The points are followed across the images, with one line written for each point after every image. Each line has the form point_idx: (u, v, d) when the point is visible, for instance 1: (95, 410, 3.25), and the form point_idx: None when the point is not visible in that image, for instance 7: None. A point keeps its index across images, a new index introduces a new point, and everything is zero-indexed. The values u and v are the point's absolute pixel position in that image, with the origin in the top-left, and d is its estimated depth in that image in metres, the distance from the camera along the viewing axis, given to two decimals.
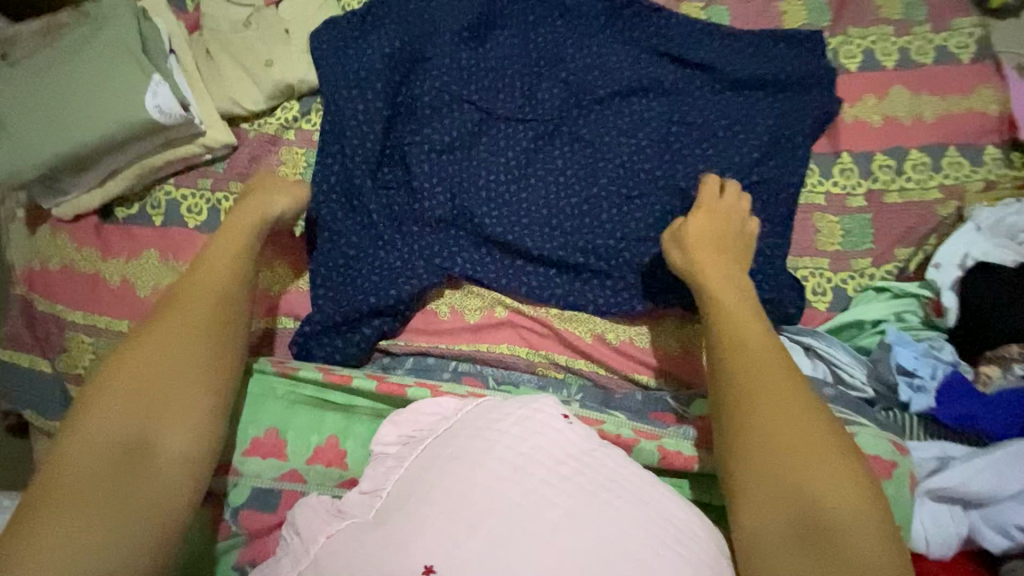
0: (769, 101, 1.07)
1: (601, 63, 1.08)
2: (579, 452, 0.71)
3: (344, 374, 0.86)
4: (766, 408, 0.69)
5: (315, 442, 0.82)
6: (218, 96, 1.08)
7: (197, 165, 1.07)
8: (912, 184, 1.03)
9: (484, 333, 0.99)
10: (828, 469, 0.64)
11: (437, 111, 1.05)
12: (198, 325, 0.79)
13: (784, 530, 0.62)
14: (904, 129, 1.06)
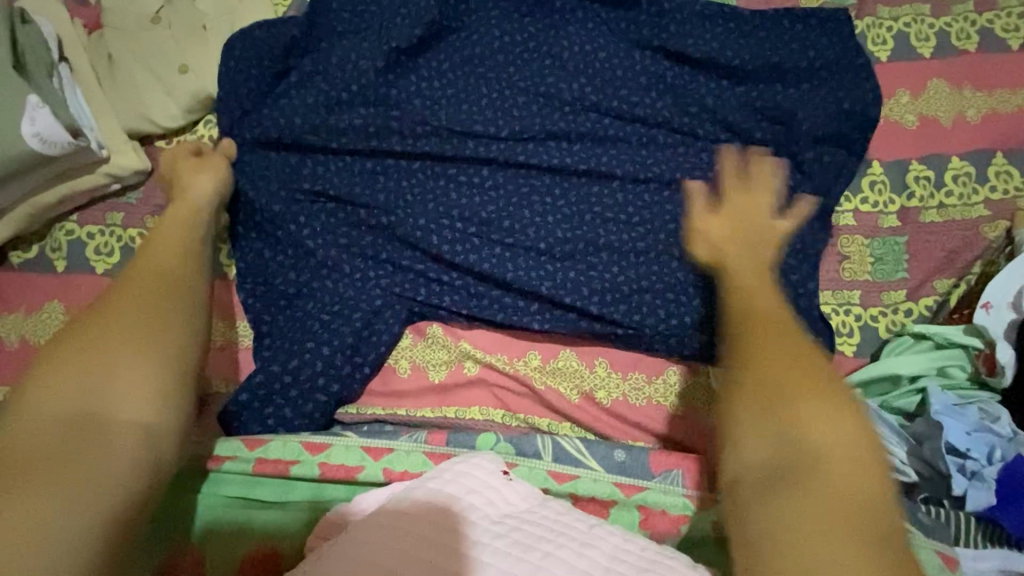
0: (787, 99, 0.90)
1: (590, 64, 0.92)
2: (520, 511, 0.65)
3: (282, 461, 0.74)
4: (769, 343, 0.52)
5: (241, 548, 0.70)
6: (122, 111, 0.89)
7: (106, 196, 0.90)
8: (952, 199, 0.88)
9: (452, 394, 0.85)
10: (835, 425, 0.47)
11: (399, 126, 0.89)
12: (166, 291, 0.65)
13: (769, 483, 0.46)
14: (944, 132, 0.90)
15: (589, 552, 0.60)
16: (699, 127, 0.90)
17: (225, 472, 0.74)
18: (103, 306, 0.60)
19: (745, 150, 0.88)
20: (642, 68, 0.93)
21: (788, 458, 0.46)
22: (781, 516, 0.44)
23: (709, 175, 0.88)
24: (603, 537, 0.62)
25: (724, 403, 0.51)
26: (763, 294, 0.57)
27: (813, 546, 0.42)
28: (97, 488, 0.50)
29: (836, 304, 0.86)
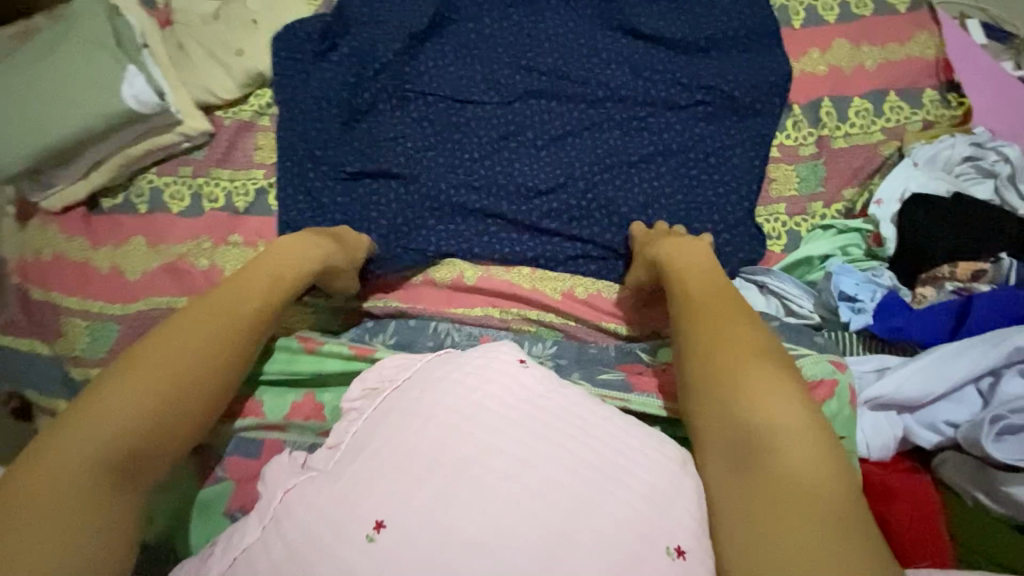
0: (719, 60, 1.13)
1: (563, 41, 1.15)
2: (528, 395, 0.81)
3: (315, 340, 0.94)
4: (718, 355, 0.78)
5: (291, 400, 0.90)
6: (191, 86, 1.13)
7: (177, 154, 1.12)
8: (856, 129, 1.09)
9: (457, 297, 1.04)
10: (785, 415, 0.70)
11: (412, 98, 1.12)
12: (212, 334, 0.77)
13: (733, 468, 0.71)
14: (848, 78, 1.12)
15: (596, 441, 0.77)
16: (652, 82, 1.12)
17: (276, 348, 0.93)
18: (174, 342, 0.75)
19: (688, 96, 1.10)
20: (605, 40, 1.15)
21: (750, 453, 0.70)
22: (738, 496, 0.68)
23: (661, 120, 1.10)
24: (607, 428, 0.80)
25: (699, 391, 0.78)
26: (689, 275, 0.91)
27: (767, 503, 0.66)
28: (113, 510, 0.63)
29: (768, 215, 1.06)
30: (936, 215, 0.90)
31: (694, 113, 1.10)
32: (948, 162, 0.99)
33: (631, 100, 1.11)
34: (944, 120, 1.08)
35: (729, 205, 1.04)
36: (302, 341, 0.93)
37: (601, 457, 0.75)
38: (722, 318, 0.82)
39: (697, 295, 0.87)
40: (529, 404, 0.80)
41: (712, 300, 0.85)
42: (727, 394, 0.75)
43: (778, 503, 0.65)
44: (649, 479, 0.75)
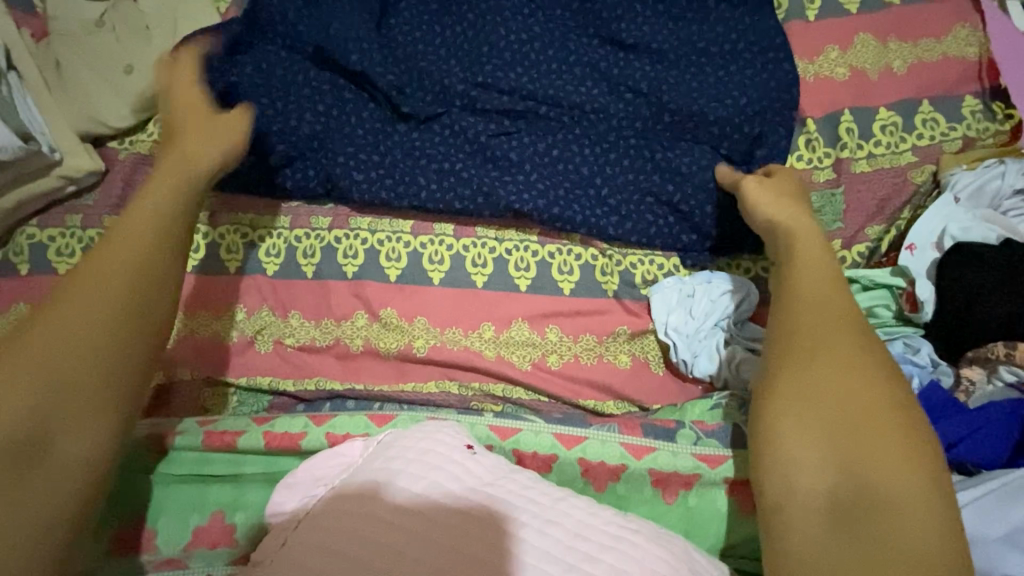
0: (723, 59, 0.90)
1: (531, 40, 0.89)
2: (480, 484, 0.64)
3: (230, 432, 0.73)
4: (814, 375, 0.62)
5: (194, 523, 0.70)
6: (74, 115, 0.92)
7: (63, 199, 0.92)
8: (882, 148, 0.90)
9: (406, 369, 0.88)
10: (888, 464, 0.57)
11: (345, 123, 0.86)
12: (97, 302, 0.61)
13: (824, 516, 0.56)
14: (871, 85, 0.92)
15: (554, 530, 0.61)
16: (643, 92, 0.88)
17: (177, 450, 0.73)
18: (60, 314, 0.60)
19: (685, 107, 0.88)
20: (583, 40, 0.90)
21: (850, 495, 0.56)
22: (832, 553, 0.55)
23: (654, 141, 0.88)
24: (564, 509, 0.63)
25: (794, 413, 0.61)
26: (805, 250, 0.71)
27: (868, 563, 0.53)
28: (32, 504, 0.53)
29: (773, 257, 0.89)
30: (987, 273, 0.73)
31: (687, 127, 0.88)
32: (994, 195, 0.82)
33: (614, 118, 0.88)
34: (987, 137, 0.90)
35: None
36: (208, 436, 0.73)
37: (561, 549, 0.59)
38: (833, 317, 0.66)
39: (811, 283, 0.68)
40: (471, 495, 0.63)
41: (819, 290, 0.68)
42: (824, 414, 0.60)
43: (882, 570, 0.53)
44: (616, 567, 0.59)
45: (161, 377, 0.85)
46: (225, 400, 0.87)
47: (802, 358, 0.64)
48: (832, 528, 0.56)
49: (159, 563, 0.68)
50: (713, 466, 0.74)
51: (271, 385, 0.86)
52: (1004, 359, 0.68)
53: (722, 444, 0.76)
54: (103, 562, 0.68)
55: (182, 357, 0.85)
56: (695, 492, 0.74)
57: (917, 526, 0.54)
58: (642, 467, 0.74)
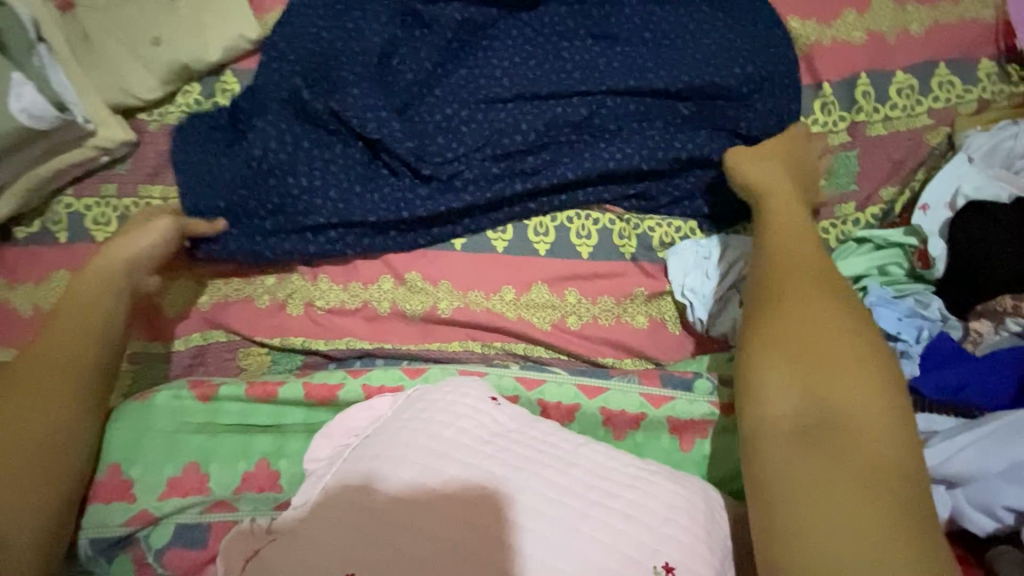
0: (733, 27, 0.91)
1: (525, 76, 0.90)
2: (506, 431, 0.68)
3: (270, 384, 0.78)
4: (773, 309, 0.67)
5: (243, 469, 0.75)
6: (106, 87, 0.94)
7: (97, 169, 0.95)
8: (897, 111, 0.91)
9: (432, 330, 0.91)
10: (853, 393, 0.60)
11: (359, 171, 0.89)
12: (59, 342, 0.72)
13: (783, 431, 0.60)
14: (889, 48, 0.93)
15: (575, 471, 0.65)
16: (646, 92, 0.90)
17: (221, 401, 0.77)
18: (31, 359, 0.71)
19: (705, 72, 0.88)
20: (576, 41, 0.93)
21: (818, 417, 0.59)
22: (799, 464, 0.57)
23: (662, 119, 0.90)
24: (584, 452, 0.67)
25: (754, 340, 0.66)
26: (771, 195, 0.79)
27: (839, 473, 0.55)
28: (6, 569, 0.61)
29: None
30: (997, 229, 0.75)
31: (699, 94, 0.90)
32: (1008, 155, 0.84)
33: (625, 154, 0.87)
34: (1001, 98, 0.91)
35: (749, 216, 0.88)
36: (248, 386, 0.77)
37: (584, 487, 0.63)
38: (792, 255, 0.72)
39: (780, 227, 0.75)
40: (495, 441, 0.67)
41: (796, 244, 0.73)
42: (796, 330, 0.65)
43: (840, 477, 0.55)
44: (636, 501, 0.63)
45: (200, 338, 0.90)
46: (261, 360, 0.91)
47: (769, 278, 0.70)
48: (800, 445, 0.58)
49: (209, 504, 0.72)
50: (728, 412, 0.77)
51: (303, 345, 0.90)
52: (1011, 312, 0.70)
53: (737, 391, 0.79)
54: (154, 507, 0.71)
55: (217, 320, 0.90)
56: (712, 436, 0.78)
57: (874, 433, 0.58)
58: (660, 413, 0.78)
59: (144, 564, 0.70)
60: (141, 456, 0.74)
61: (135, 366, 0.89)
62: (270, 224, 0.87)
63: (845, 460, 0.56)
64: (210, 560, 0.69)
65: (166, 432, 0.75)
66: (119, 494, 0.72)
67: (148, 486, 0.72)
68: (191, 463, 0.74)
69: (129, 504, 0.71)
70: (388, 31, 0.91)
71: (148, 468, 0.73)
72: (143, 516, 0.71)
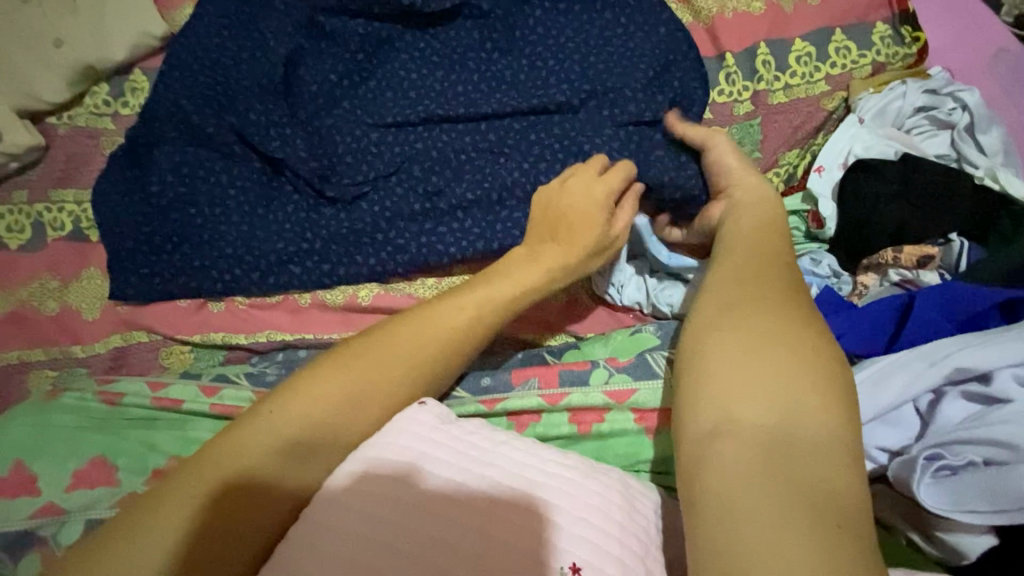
0: (630, 14, 0.96)
1: (432, 87, 0.94)
2: (430, 434, 0.66)
3: (174, 396, 0.80)
4: (742, 318, 0.60)
5: (153, 464, 0.75)
6: (9, 92, 0.93)
7: (7, 176, 0.95)
8: (797, 78, 0.94)
9: (354, 319, 0.92)
10: (814, 413, 0.52)
11: (275, 204, 0.91)
12: (388, 361, 0.71)
13: (734, 443, 0.51)
14: (788, 16, 0.95)
15: (492, 472, 0.64)
16: (550, 111, 0.93)
17: (126, 406, 0.80)
18: (303, 390, 0.67)
19: (601, 60, 0.93)
20: (483, 54, 0.96)
21: (769, 423, 0.52)
22: (746, 479, 0.49)
23: (565, 128, 0.92)
24: (508, 451, 0.66)
25: (720, 343, 0.59)
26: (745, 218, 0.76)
27: (794, 488, 0.48)
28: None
29: None
30: (883, 185, 0.78)
31: (604, 80, 0.93)
32: (898, 114, 0.86)
33: (525, 169, 0.90)
34: (894, 61, 0.94)
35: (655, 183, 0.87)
36: (156, 401, 0.79)
37: (503, 488, 0.62)
38: (750, 265, 0.67)
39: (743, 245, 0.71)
40: (417, 447, 0.65)
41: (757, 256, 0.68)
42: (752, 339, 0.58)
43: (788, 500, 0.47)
44: (559, 494, 0.62)
45: (120, 339, 0.90)
46: (183, 358, 0.91)
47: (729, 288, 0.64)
48: (758, 468, 0.49)
49: (119, 497, 0.73)
50: (620, 400, 0.79)
51: (224, 339, 0.90)
52: (894, 263, 0.75)
53: (633, 378, 0.80)
54: (62, 501, 0.72)
55: (137, 319, 0.90)
56: (607, 422, 0.79)
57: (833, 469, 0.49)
58: (559, 409, 0.80)
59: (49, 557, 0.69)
60: (46, 450, 0.74)
61: (56, 372, 0.89)
62: (178, 258, 0.89)
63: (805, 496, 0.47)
64: None
65: (76, 426, 0.77)
66: (23, 488, 0.72)
67: (54, 482, 0.73)
68: (99, 456, 0.75)
69: (34, 497, 0.72)
70: (294, 41, 0.95)
71: (53, 465, 0.74)
72: (54, 510, 0.72)
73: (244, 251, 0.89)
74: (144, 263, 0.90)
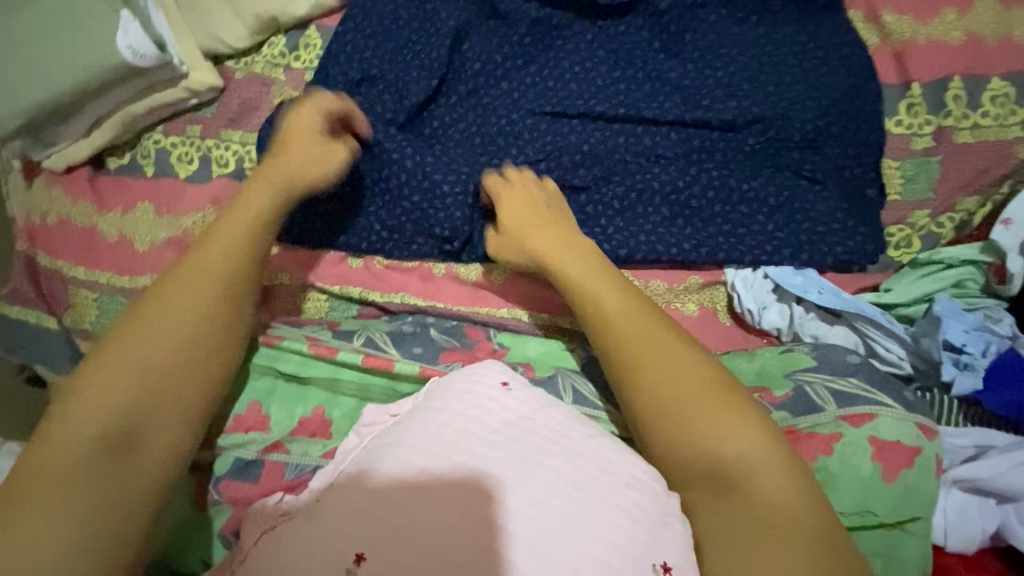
0: (811, 32, 0.92)
1: (595, 82, 0.94)
2: (524, 418, 0.71)
3: (330, 346, 0.86)
4: (659, 389, 0.70)
5: (299, 413, 0.83)
6: (199, 33, 0.99)
7: (185, 111, 1.01)
8: (989, 119, 0.87)
9: (482, 296, 0.94)
10: (745, 450, 0.64)
11: (423, 169, 0.91)
12: (202, 325, 0.70)
13: (705, 492, 0.64)
14: (989, 50, 0.89)
15: (580, 462, 0.66)
16: (711, 126, 0.91)
17: (282, 349, 0.85)
18: (157, 304, 0.70)
19: (772, 77, 0.91)
20: (649, 53, 0.94)
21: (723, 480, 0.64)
22: (775, 519, 0.59)
23: (724, 154, 0.90)
24: (593, 443, 0.69)
25: (659, 434, 0.68)
26: (594, 288, 0.78)
27: (761, 520, 0.60)
28: (50, 531, 0.55)
29: (898, 219, 0.88)
30: None
31: (775, 98, 0.90)
32: None
33: (681, 184, 0.90)
34: None
35: (806, 227, 0.86)
36: (313, 345, 0.85)
37: (586, 480, 0.65)
38: (640, 331, 0.74)
39: (629, 322, 0.74)
40: (513, 426, 0.69)
41: (649, 332, 0.73)
42: (678, 415, 0.68)
43: (766, 530, 0.59)
44: (635, 502, 0.64)
45: (266, 279, 0.96)
46: (319, 305, 0.96)
47: (635, 374, 0.71)
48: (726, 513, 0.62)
49: (268, 443, 0.80)
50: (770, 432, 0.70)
51: (360, 295, 0.94)
52: None
53: (791, 416, 0.71)
54: (220, 440, 0.80)
55: (283, 264, 0.95)
56: None
57: (777, 490, 0.62)
58: None
59: (203, 495, 0.78)
60: None
61: None
62: (329, 208, 0.93)
63: (757, 525, 0.60)
64: (259, 494, 0.77)
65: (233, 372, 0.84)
66: None
67: (217, 421, 0.82)
68: (254, 402, 0.83)
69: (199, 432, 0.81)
70: (461, 16, 0.96)
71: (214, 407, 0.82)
72: (214, 445, 0.80)
73: (392, 211, 0.92)
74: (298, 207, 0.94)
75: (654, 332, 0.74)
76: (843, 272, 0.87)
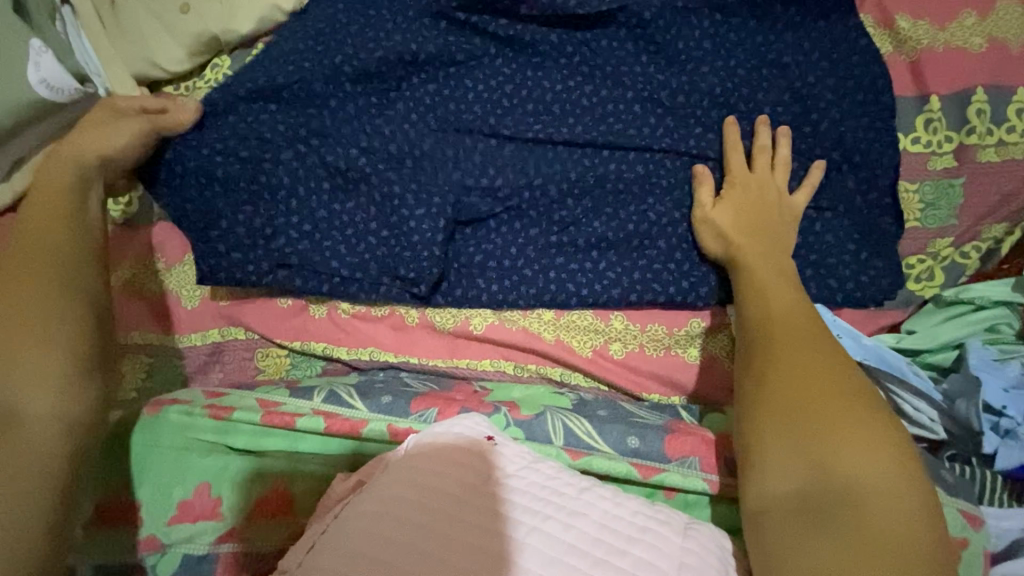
0: (819, 40, 0.82)
1: (580, 102, 0.84)
2: (510, 478, 0.64)
3: (289, 413, 0.74)
4: (770, 383, 0.64)
5: (256, 493, 0.72)
6: (129, 56, 0.87)
7: None
8: (1015, 136, 0.79)
9: (461, 346, 0.84)
10: (860, 457, 0.58)
11: (391, 204, 0.81)
12: (55, 325, 0.64)
13: (797, 510, 0.57)
14: (1014, 58, 0.80)
15: (579, 525, 0.61)
16: (709, 150, 0.82)
17: (235, 421, 0.74)
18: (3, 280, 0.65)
19: (777, 92, 0.81)
20: (638, 67, 0.84)
21: (824, 492, 0.57)
22: (850, 538, 0.54)
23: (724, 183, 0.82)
24: (588, 499, 0.63)
25: (757, 439, 0.62)
26: (765, 274, 0.72)
27: (866, 533, 0.55)
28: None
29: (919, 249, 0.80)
30: None
31: (779, 118, 0.81)
32: None
33: (677, 216, 0.81)
34: None
35: (818, 261, 0.78)
36: (270, 415, 0.74)
37: (588, 544, 0.60)
38: (797, 316, 0.68)
39: (772, 301, 0.70)
40: (500, 487, 0.63)
41: (790, 313, 0.69)
42: (776, 408, 0.62)
43: (879, 553, 0.53)
44: (643, 562, 0.59)
45: (217, 334, 0.85)
46: (280, 362, 0.86)
47: (759, 363, 0.66)
48: (810, 522, 0.56)
49: (221, 532, 0.70)
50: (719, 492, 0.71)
51: (325, 352, 0.84)
52: None
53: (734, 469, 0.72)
54: (163, 533, 0.70)
55: (237, 317, 0.85)
56: None
57: (891, 508, 0.55)
58: (722, 497, 0.72)
59: None
60: (149, 477, 0.71)
61: (150, 359, 0.84)
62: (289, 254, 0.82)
63: (863, 543, 0.54)
64: None
65: (175, 450, 0.72)
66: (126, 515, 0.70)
67: (157, 510, 0.70)
68: (203, 483, 0.72)
69: (136, 527, 0.69)
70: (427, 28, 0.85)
71: (154, 489, 0.71)
72: (154, 540, 0.70)
73: (359, 254, 0.81)
74: (239, 247, 0.81)
75: (796, 306, 0.69)
76: (859, 311, 0.79)
